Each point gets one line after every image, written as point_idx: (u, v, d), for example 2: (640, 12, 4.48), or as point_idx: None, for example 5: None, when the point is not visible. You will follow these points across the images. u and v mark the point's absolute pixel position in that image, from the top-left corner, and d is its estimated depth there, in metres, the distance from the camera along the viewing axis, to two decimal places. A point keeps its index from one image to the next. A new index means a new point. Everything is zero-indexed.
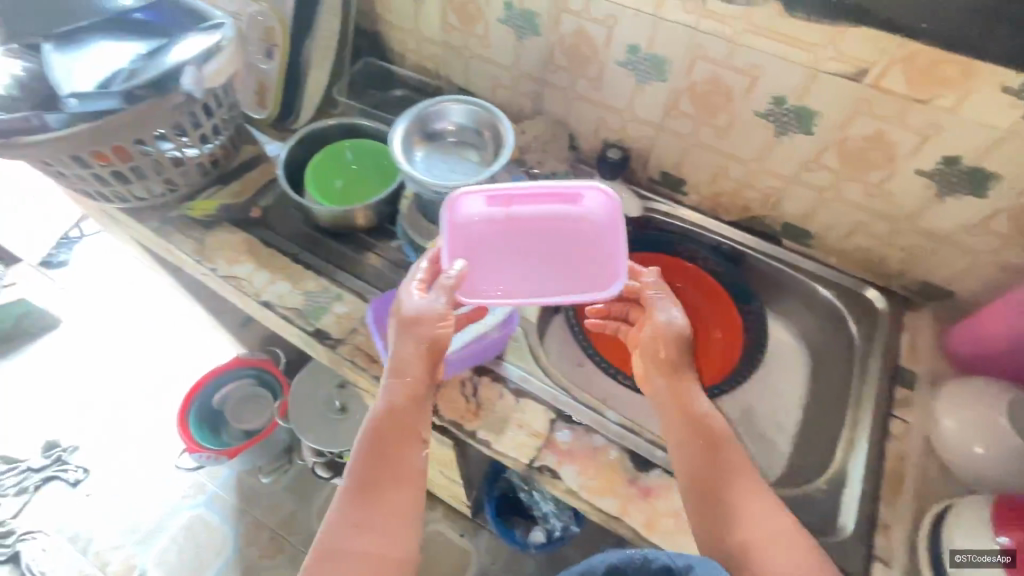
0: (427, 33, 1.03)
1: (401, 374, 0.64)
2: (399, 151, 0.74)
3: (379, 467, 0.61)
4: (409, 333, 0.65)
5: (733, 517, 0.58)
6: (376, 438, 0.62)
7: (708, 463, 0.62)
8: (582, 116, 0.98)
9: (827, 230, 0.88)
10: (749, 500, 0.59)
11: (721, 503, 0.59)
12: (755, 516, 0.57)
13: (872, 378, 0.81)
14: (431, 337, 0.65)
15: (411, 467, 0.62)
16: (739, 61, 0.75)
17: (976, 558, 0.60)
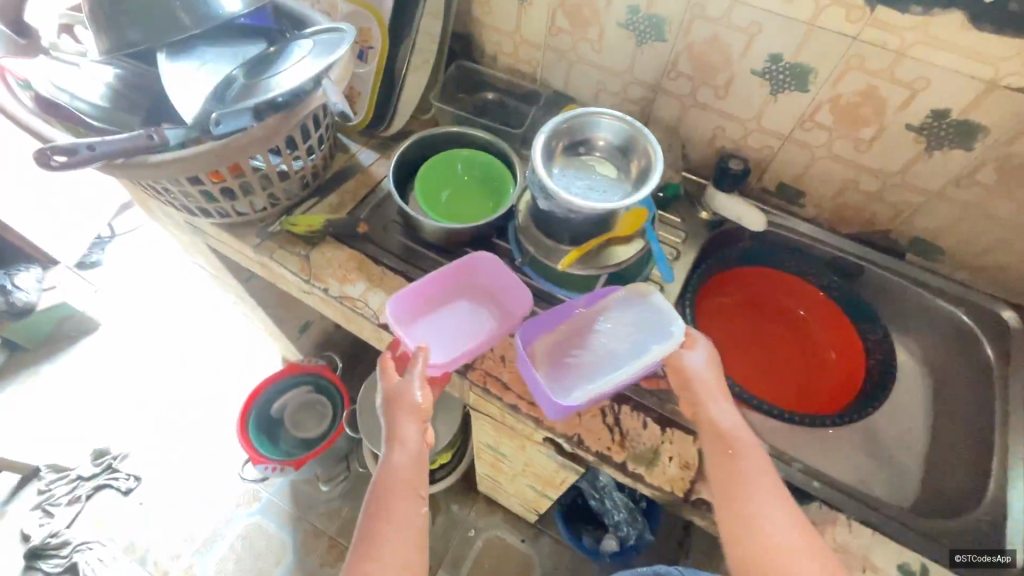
0: (528, 36, 0.98)
1: (399, 438, 0.68)
2: (540, 168, 0.71)
3: (387, 521, 0.64)
4: (396, 407, 0.69)
5: (746, 525, 0.60)
6: (376, 494, 0.66)
7: (737, 477, 0.63)
8: (696, 125, 0.93)
9: (962, 246, 0.85)
10: (769, 514, 0.60)
11: (737, 511, 0.61)
12: (770, 530, 0.59)
13: (1019, 400, 0.79)
14: (401, 409, 0.69)
15: (411, 527, 0.65)
16: (901, 73, 0.71)
17: (977, 558, 0.66)
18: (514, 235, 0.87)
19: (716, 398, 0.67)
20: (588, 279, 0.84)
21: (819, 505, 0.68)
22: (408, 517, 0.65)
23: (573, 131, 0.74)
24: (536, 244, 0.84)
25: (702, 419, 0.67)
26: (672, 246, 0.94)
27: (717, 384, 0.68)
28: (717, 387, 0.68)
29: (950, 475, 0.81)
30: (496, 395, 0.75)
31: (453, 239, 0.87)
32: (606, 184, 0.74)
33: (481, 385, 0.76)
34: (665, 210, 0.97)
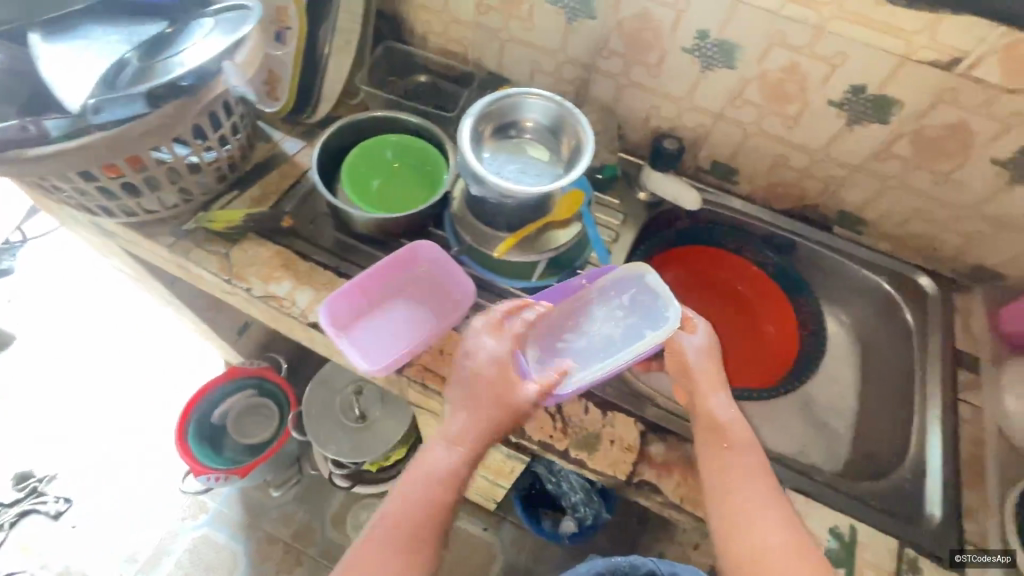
0: (457, 14, 0.94)
1: (457, 417, 0.66)
2: (469, 155, 0.68)
3: (397, 514, 0.63)
4: (465, 387, 0.66)
5: (737, 520, 0.60)
6: (409, 485, 0.65)
7: (731, 472, 0.63)
8: (631, 104, 0.92)
9: (885, 217, 0.88)
10: (759, 511, 0.60)
11: (729, 507, 0.61)
12: (761, 527, 0.59)
13: (936, 364, 0.83)
14: (492, 399, 0.65)
15: (423, 525, 0.63)
16: (822, 48, 0.72)
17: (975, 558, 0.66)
18: (450, 226, 0.84)
19: (714, 389, 0.67)
20: (528, 264, 0.82)
21: None
22: (423, 513, 0.63)
23: (501, 112, 0.71)
24: (472, 231, 0.82)
25: (698, 409, 0.66)
26: (610, 227, 0.94)
27: (714, 374, 0.67)
28: (715, 377, 0.67)
29: (877, 437, 0.85)
30: (435, 390, 0.73)
31: (386, 230, 0.83)
32: (538, 165, 0.73)
33: (420, 381, 0.74)
34: (603, 191, 0.97)
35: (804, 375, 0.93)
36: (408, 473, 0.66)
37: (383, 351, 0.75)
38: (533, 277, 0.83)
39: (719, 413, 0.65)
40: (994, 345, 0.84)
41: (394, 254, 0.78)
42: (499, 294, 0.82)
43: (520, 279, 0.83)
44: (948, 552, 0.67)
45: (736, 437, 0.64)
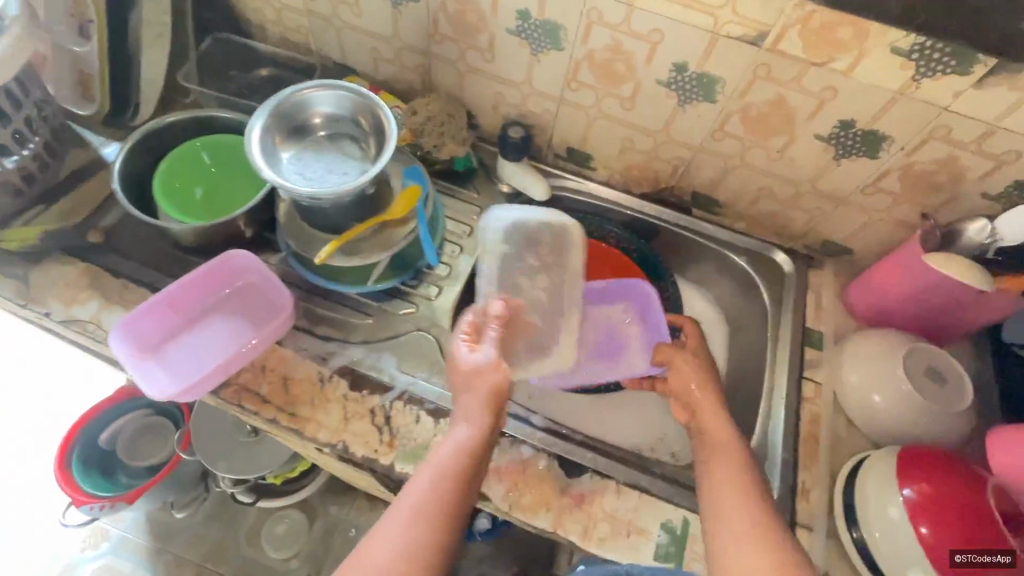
0: (285, 0, 0.87)
1: (462, 408, 0.62)
2: (258, 154, 0.63)
3: (425, 516, 0.54)
4: (462, 385, 0.63)
5: (718, 530, 0.57)
6: (432, 480, 0.57)
7: (722, 480, 0.60)
8: (477, 91, 0.88)
9: (735, 197, 0.86)
10: (740, 522, 0.56)
11: (715, 515, 0.58)
12: (736, 539, 0.55)
13: (785, 344, 0.82)
14: (490, 381, 0.63)
15: (454, 523, 0.56)
16: (638, 26, 0.68)
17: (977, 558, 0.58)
18: (279, 232, 0.78)
19: (708, 399, 0.68)
20: (363, 268, 0.77)
21: (589, 476, 0.68)
22: (451, 511, 0.56)
23: (299, 109, 0.67)
24: (300, 237, 0.77)
25: (701, 419, 0.67)
26: (466, 221, 0.90)
27: (706, 387, 0.69)
28: (705, 388, 0.69)
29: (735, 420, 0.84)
30: (253, 411, 0.69)
31: (207, 239, 0.77)
32: (344, 161, 0.68)
33: (238, 402, 0.69)
34: (462, 185, 0.94)
35: None
36: (426, 469, 0.58)
37: (187, 373, 0.68)
38: (369, 280, 0.78)
39: (711, 418, 0.66)
40: (841, 320, 0.85)
41: (206, 267, 0.74)
42: (337, 299, 0.79)
43: (356, 283, 0.78)
44: None
45: (725, 446, 0.63)
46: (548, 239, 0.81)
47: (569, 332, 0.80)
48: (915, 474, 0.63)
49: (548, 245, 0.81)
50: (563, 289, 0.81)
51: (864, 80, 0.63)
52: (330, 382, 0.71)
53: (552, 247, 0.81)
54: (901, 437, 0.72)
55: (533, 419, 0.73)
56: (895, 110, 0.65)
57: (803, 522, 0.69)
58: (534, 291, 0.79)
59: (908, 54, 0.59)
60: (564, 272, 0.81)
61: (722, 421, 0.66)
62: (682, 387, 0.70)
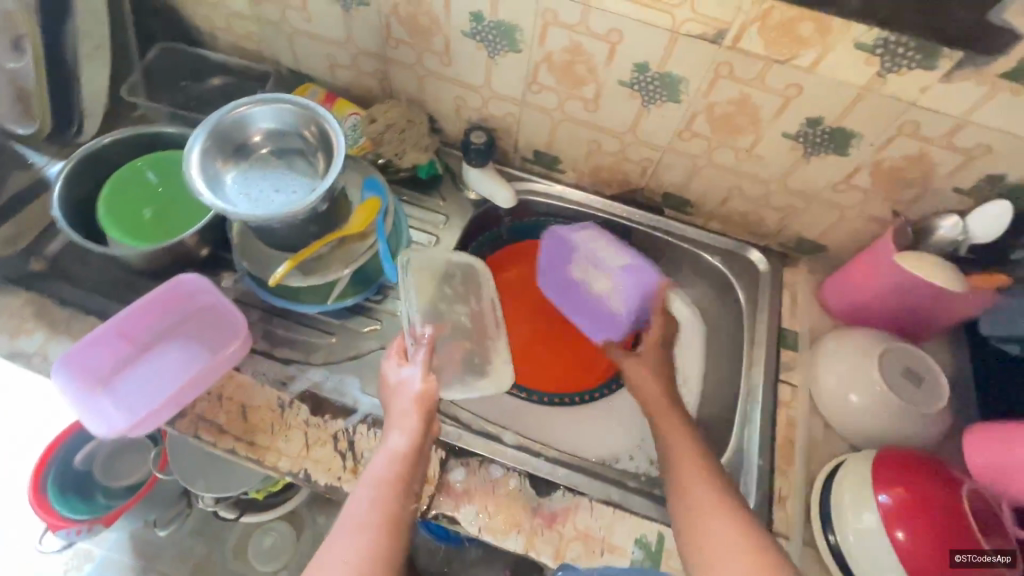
0: (232, 7, 0.83)
1: (393, 419, 0.63)
2: (198, 180, 0.60)
3: (365, 526, 0.54)
4: (392, 399, 0.65)
5: (691, 516, 0.57)
6: (370, 493, 0.57)
7: (684, 466, 0.62)
8: (437, 96, 0.85)
9: (706, 197, 0.84)
10: (708, 506, 0.57)
11: (684, 503, 0.59)
12: (709, 522, 0.56)
13: (760, 346, 0.81)
14: (417, 391, 0.65)
15: (398, 529, 0.56)
16: (595, 26, 0.66)
17: (977, 559, 0.57)
18: (234, 254, 0.75)
19: (660, 392, 0.73)
20: (323, 287, 0.74)
21: (562, 492, 0.66)
22: (394, 519, 0.56)
23: (240, 127, 0.64)
24: (256, 257, 0.74)
25: (659, 416, 0.70)
26: (430, 231, 0.88)
27: (660, 381, 0.74)
28: (659, 382, 0.74)
29: (712, 425, 0.83)
30: (210, 441, 0.66)
31: (157, 262, 0.74)
32: (292, 179, 0.65)
33: (194, 433, 0.66)
34: (425, 193, 0.91)
35: None
36: (363, 485, 0.59)
37: (137, 405, 0.65)
38: (329, 299, 0.75)
39: (663, 411, 0.70)
40: (817, 319, 0.83)
41: (155, 293, 0.71)
42: (298, 319, 0.77)
43: (316, 303, 0.75)
44: None
45: (677, 435, 0.66)
46: (455, 271, 0.80)
47: (500, 356, 0.78)
48: (891, 479, 0.62)
49: (461, 280, 0.80)
50: (486, 321, 0.78)
51: (829, 77, 0.61)
52: (290, 408, 0.68)
53: (463, 281, 0.80)
54: (877, 439, 0.71)
55: (503, 438, 0.72)
56: (861, 106, 0.63)
57: (780, 531, 0.68)
58: (456, 317, 0.76)
59: (872, 49, 0.57)
60: (480, 304, 0.79)
61: (673, 415, 0.69)
62: (639, 384, 0.75)
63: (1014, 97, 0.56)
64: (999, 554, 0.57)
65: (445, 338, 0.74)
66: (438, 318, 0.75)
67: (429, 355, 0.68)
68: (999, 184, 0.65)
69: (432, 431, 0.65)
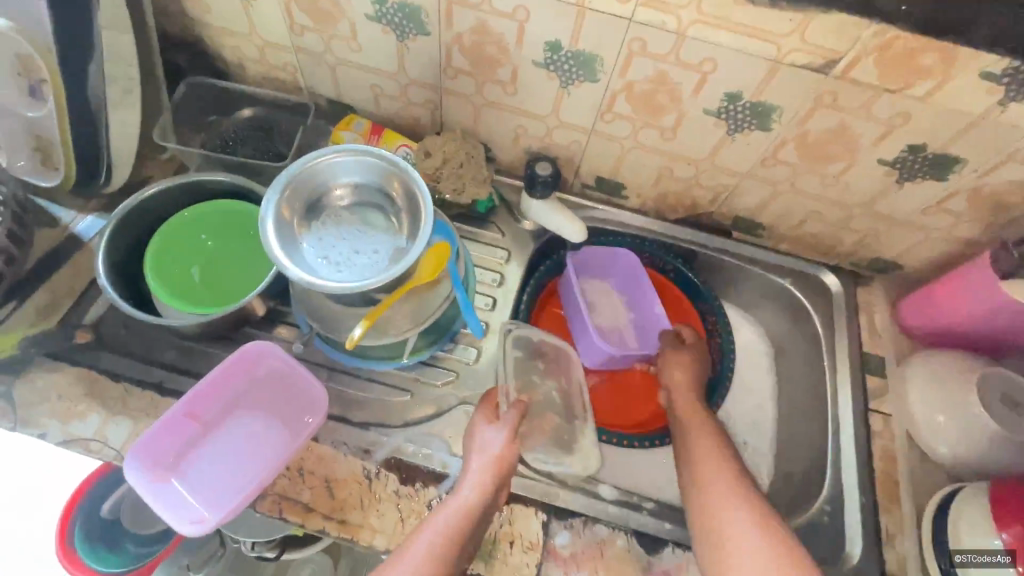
0: (269, 37, 0.76)
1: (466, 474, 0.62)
2: (276, 242, 0.55)
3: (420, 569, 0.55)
4: (472, 457, 0.63)
5: (711, 514, 0.60)
6: (428, 539, 0.56)
7: (706, 468, 0.64)
8: (495, 125, 0.80)
9: (780, 220, 0.81)
10: (732, 510, 0.59)
11: (704, 501, 0.62)
12: (733, 521, 0.58)
13: (843, 373, 0.79)
14: (494, 453, 0.63)
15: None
16: (687, 55, 0.61)
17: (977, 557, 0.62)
18: (298, 312, 0.70)
19: (687, 394, 0.75)
20: (394, 343, 0.70)
21: (671, 548, 0.64)
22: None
23: (318, 180, 0.59)
24: (317, 315, 0.68)
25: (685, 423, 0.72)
26: (492, 267, 0.84)
27: (689, 387, 0.75)
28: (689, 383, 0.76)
29: (797, 457, 0.80)
30: (298, 523, 0.61)
31: (215, 326, 0.68)
32: (372, 237, 0.60)
33: (278, 514, 0.61)
34: (480, 226, 0.86)
35: (718, 399, 0.81)
36: (425, 528, 0.57)
37: (220, 495, 0.61)
38: (404, 355, 0.71)
39: (694, 416, 0.72)
40: (897, 341, 0.81)
41: (223, 366, 0.65)
42: (369, 376, 0.73)
43: (387, 358, 0.71)
44: None
45: (708, 444, 0.67)
46: (548, 350, 0.77)
47: (587, 437, 0.73)
48: (1010, 515, 0.60)
49: (551, 358, 0.77)
50: (575, 401, 0.75)
51: (943, 106, 0.58)
52: (378, 478, 0.64)
53: (552, 359, 0.78)
54: (977, 468, 0.70)
55: (600, 491, 0.69)
56: (973, 133, 0.60)
57: (893, 572, 0.66)
58: (547, 392, 0.75)
59: (998, 79, 0.54)
60: (570, 384, 0.77)
61: (709, 426, 0.70)
62: (668, 370, 0.77)
63: None
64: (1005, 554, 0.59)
65: (535, 411, 0.72)
66: (527, 387, 0.74)
67: (515, 421, 0.66)
68: None
69: (500, 497, 0.62)
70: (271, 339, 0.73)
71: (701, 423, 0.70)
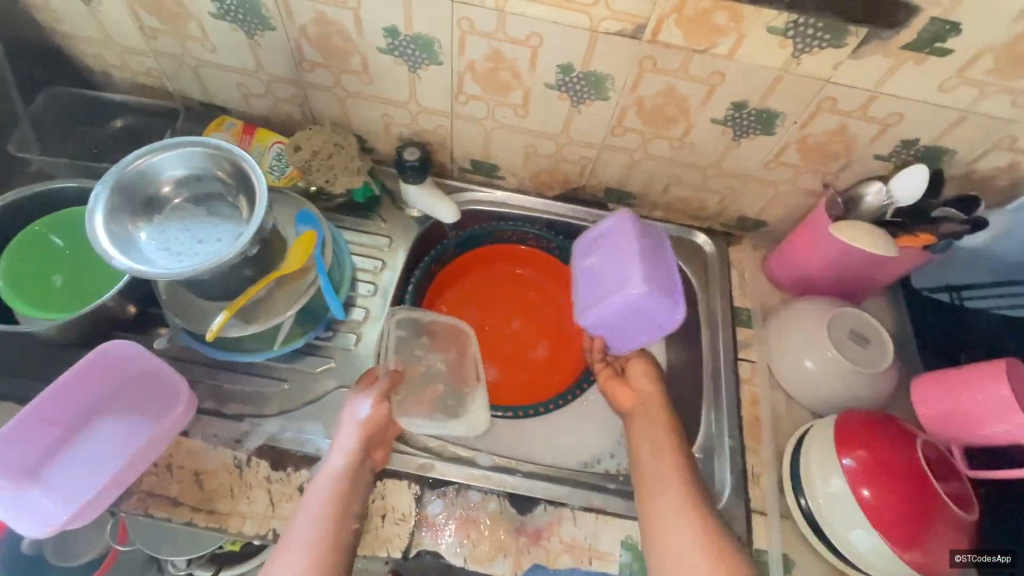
0: (124, 42, 0.76)
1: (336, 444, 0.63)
2: (106, 242, 0.55)
3: (312, 547, 0.55)
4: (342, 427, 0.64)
5: (652, 488, 0.62)
6: (310, 518, 0.57)
7: (656, 461, 0.65)
8: (363, 115, 0.81)
9: (646, 188, 0.85)
10: (657, 481, 0.63)
11: (645, 478, 0.64)
12: (667, 489, 0.61)
13: (717, 328, 0.83)
14: (362, 417, 0.65)
15: (340, 548, 0.56)
16: (514, 31, 0.64)
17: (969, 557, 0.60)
18: (164, 311, 0.70)
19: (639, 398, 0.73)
20: (267, 331, 0.70)
21: (543, 507, 0.66)
22: (332, 542, 0.56)
23: (147, 178, 0.60)
24: (187, 310, 0.69)
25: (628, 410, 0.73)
26: (376, 255, 0.85)
27: (635, 384, 0.75)
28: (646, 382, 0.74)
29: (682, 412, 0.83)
30: (165, 518, 0.62)
31: (74, 331, 0.68)
32: (214, 225, 0.62)
33: (144, 510, 0.62)
34: (363, 217, 0.87)
35: None
36: (302, 509, 0.58)
37: (73, 496, 0.60)
38: (276, 343, 0.71)
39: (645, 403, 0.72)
40: (766, 293, 0.85)
41: (80, 368, 0.65)
42: (246, 370, 0.73)
43: (262, 349, 0.71)
44: (734, 524, 0.69)
45: (639, 427, 0.70)
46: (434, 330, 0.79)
47: (477, 402, 0.76)
48: (851, 442, 0.64)
49: (442, 336, 0.80)
50: (467, 369, 0.78)
51: (748, 62, 0.62)
52: (249, 466, 0.65)
53: (444, 337, 0.80)
54: (833, 404, 0.74)
55: (477, 460, 0.70)
56: (782, 87, 0.64)
57: (757, 508, 0.71)
58: (431, 364, 0.77)
59: (784, 33, 0.58)
60: (460, 357, 0.79)
61: (644, 407, 0.72)
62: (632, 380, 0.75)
63: (917, 67, 0.59)
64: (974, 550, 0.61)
65: (414, 384, 0.75)
66: (408, 361, 0.76)
67: (386, 385, 0.68)
68: (913, 148, 0.68)
69: (376, 458, 0.64)
70: (141, 340, 0.73)
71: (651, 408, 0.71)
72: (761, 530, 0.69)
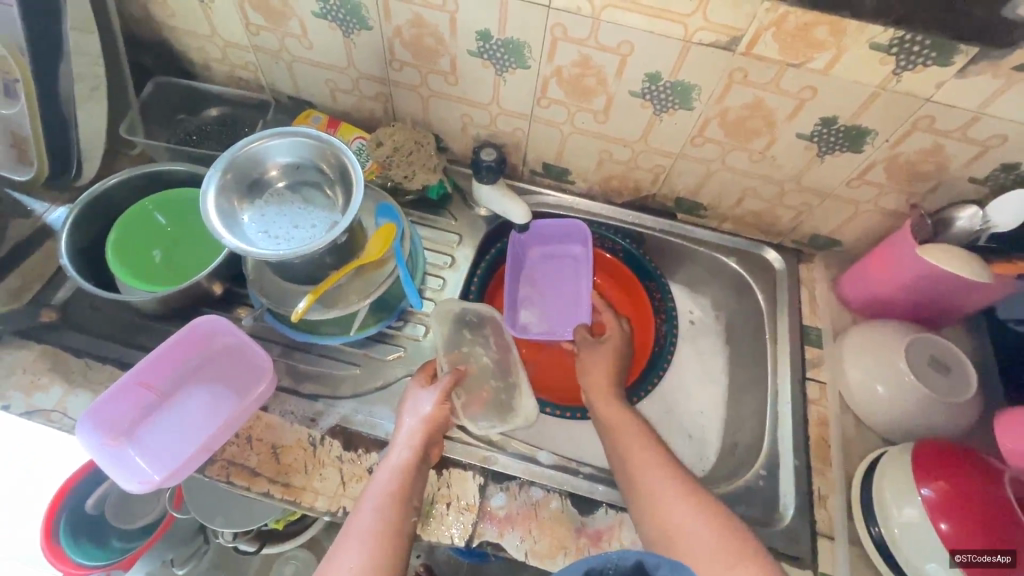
0: (228, 37, 0.81)
1: (397, 440, 0.65)
2: (217, 222, 0.60)
3: (374, 538, 0.57)
4: (405, 424, 0.66)
5: (661, 502, 0.61)
6: (374, 507, 0.59)
7: (661, 468, 0.64)
8: (443, 114, 0.84)
9: (718, 199, 0.84)
10: (679, 492, 0.61)
11: (658, 494, 0.62)
12: (681, 505, 0.60)
13: (784, 346, 0.81)
14: (426, 413, 0.67)
15: (403, 541, 0.58)
16: (606, 39, 0.65)
17: (979, 558, 0.56)
18: (252, 291, 0.74)
19: (605, 399, 0.74)
20: (345, 317, 0.73)
21: (604, 510, 0.67)
22: (395, 537, 0.58)
23: (255, 162, 0.64)
24: (272, 291, 0.73)
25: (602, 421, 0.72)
26: (445, 251, 0.87)
27: (607, 387, 0.75)
28: (608, 383, 0.76)
29: (740, 429, 0.82)
30: (244, 486, 0.65)
31: (171, 304, 0.73)
32: (311, 212, 0.65)
33: (225, 478, 0.65)
34: (434, 213, 0.90)
35: (660, 369, 0.86)
36: (366, 499, 0.60)
37: (167, 458, 0.65)
38: (352, 329, 0.74)
39: (615, 415, 0.72)
40: (836, 314, 0.83)
41: (176, 339, 0.70)
42: (322, 353, 0.76)
43: (338, 333, 0.75)
44: (798, 545, 0.68)
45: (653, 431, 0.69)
46: (468, 316, 0.80)
47: (525, 391, 0.78)
48: (931, 471, 0.62)
49: (487, 331, 0.81)
50: (511, 362, 0.80)
51: (845, 77, 0.61)
52: (322, 444, 0.68)
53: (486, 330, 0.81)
54: (907, 433, 0.72)
55: (539, 457, 0.71)
56: (878, 103, 0.63)
57: (824, 532, 0.69)
58: (479, 358, 0.78)
59: (888, 49, 0.57)
60: (500, 347, 0.81)
61: (632, 420, 0.71)
62: (588, 371, 0.78)
63: None
64: (1000, 553, 0.56)
65: (471, 381, 0.76)
66: (460, 358, 0.77)
67: (448, 384, 0.70)
68: (1015, 171, 0.65)
69: (432, 458, 0.66)
70: (228, 317, 0.77)
71: (626, 422, 0.70)
72: (826, 555, 0.68)
